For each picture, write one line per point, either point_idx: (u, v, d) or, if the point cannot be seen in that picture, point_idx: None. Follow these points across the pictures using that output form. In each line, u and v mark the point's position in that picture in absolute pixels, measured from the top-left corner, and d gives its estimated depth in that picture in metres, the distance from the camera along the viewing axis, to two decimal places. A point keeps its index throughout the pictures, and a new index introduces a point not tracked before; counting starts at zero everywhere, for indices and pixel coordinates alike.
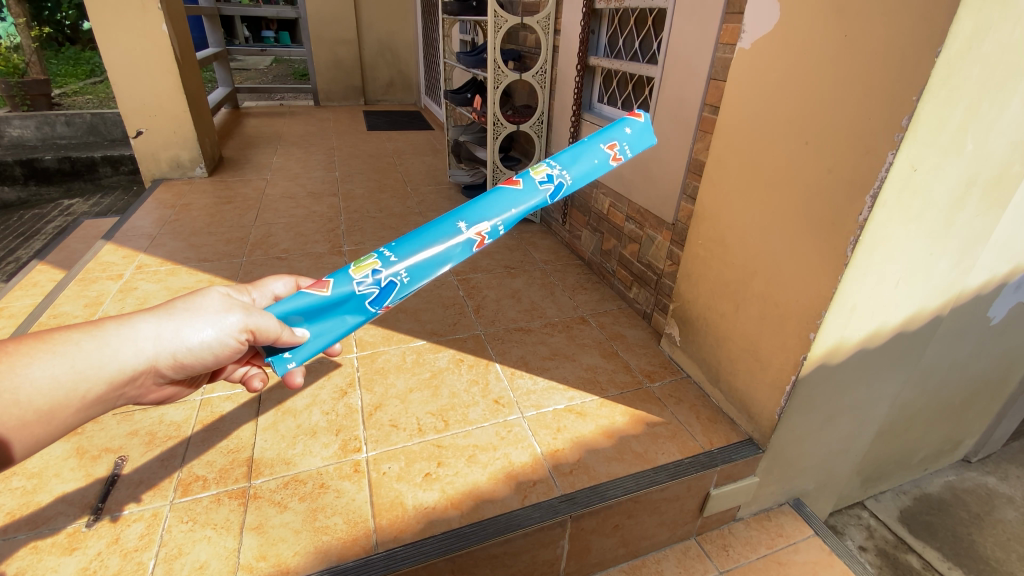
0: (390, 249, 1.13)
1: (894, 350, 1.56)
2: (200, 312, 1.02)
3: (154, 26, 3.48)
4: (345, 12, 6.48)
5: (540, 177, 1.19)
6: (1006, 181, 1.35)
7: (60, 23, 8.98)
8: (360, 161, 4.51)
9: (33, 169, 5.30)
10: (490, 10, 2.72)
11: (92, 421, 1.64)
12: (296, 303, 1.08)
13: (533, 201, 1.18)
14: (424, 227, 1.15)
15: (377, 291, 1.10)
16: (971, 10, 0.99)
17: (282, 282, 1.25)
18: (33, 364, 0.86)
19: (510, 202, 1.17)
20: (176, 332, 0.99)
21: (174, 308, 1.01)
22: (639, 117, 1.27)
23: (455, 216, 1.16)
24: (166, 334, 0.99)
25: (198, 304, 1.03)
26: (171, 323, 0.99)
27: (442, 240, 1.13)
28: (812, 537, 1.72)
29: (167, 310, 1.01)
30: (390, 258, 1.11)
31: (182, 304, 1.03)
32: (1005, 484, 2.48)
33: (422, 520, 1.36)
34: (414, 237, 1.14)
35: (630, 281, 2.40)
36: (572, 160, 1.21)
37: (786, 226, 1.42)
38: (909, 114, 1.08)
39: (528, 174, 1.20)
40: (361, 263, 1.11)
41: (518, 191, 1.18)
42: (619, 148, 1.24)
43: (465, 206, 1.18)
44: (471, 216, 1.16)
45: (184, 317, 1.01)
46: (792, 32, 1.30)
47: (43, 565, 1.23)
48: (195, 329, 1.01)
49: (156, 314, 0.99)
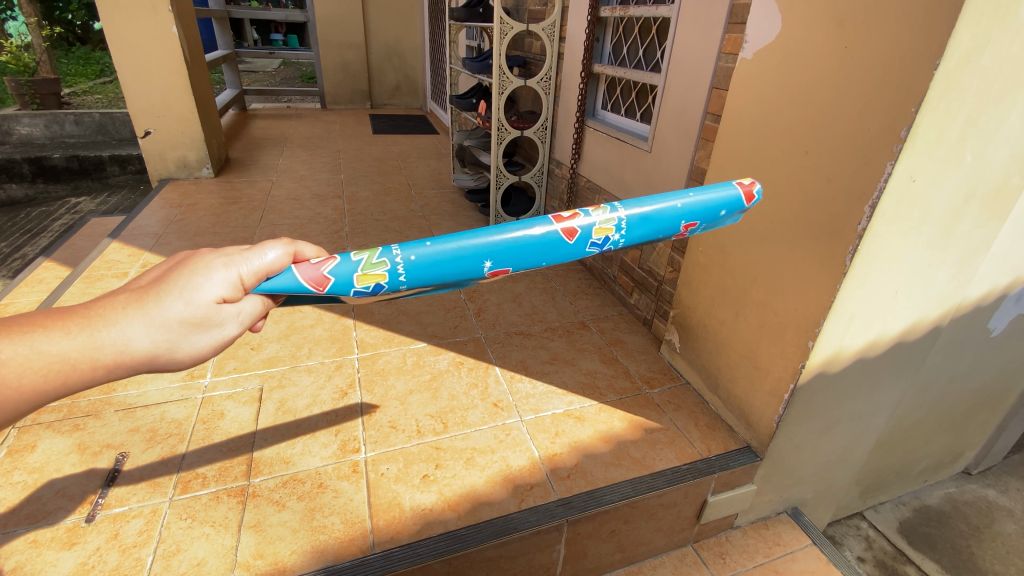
0: (406, 267, 0.99)
1: (893, 360, 1.57)
2: (203, 324, 0.81)
3: (164, 28, 3.52)
4: (353, 16, 6.55)
5: (599, 237, 1.08)
6: (1006, 193, 1.36)
7: (71, 22, 9.10)
8: (364, 164, 4.54)
9: (41, 167, 5.36)
10: (496, 17, 2.74)
11: (95, 417, 1.66)
12: (280, 292, 0.93)
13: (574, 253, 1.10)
14: (448, 252, 1.00)
15: (369, 297, 1.02)
16: (969, 24, 1.00)
17: (276, 247, 0.91)
18: (8, 380, 0.68)
19: (545, 256, 1.06)
20: (172, 349, 0.80)
21: (169, 322, 0.78)
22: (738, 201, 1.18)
23: (487, 254, 1.02)
24: (160, 353, 0.79)
25: (193, 310, 0.80)
26: (172, 336, 0.79)
27: (459, 276, 1.03)
28: (809, 546, 1.71)
29: (157, 317, 0.77)
30: (399, 279, 1.00)
31: (174, 308, 0.78)
32: (1005, 496, 2.48)
33: (418, 521, 1.37)
34: (436, 264, 1.00)
35: (630, 287, 2.41)
36: (645, 229, 1.10)
37: (786, 235, 1.43)
38: (908, 125, 1.09)
39: (591, 228, 1.07)
40: (368, 271, 0.97)
41: (568, 246, 1.07)
42: (691, 227, 1.17)
43: (503, 239, 1.03)
44: (503, 261, 1.04)
45: (185, 332, 0.80)
46: (793, 42, 1.31)
47: (43, 559, 1.24)
48: (195, 342, 0.82)
49: (146, 318, 0.77)
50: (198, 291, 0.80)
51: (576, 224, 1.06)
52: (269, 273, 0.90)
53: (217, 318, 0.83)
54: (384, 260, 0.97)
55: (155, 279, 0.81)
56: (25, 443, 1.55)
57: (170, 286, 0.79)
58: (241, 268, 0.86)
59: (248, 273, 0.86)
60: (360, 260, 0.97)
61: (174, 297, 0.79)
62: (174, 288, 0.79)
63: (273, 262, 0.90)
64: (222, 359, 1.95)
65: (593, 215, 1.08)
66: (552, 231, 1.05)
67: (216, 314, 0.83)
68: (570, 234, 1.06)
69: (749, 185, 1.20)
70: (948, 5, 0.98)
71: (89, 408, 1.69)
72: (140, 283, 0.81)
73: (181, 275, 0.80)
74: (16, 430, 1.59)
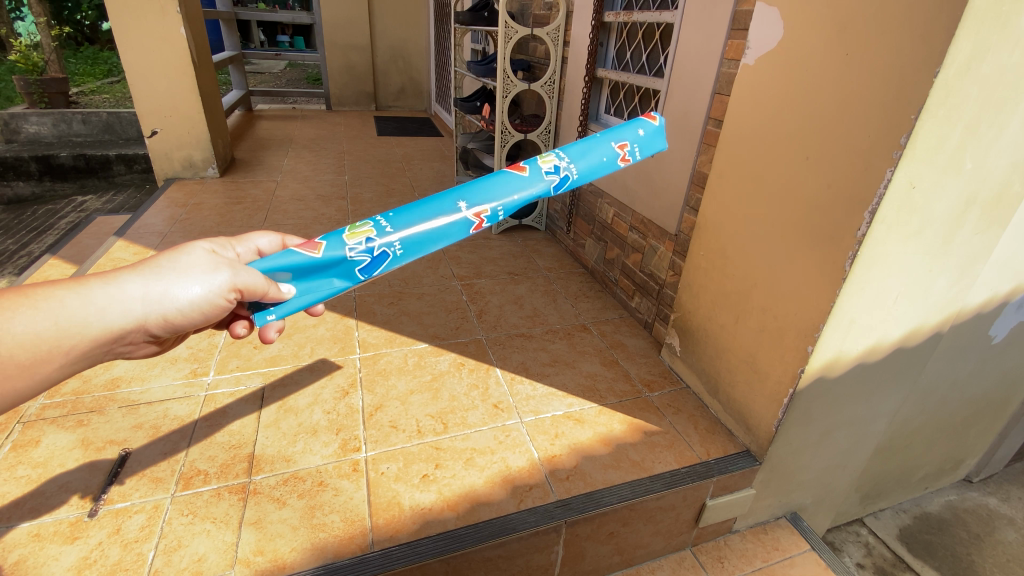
0: (387, 220, 1.13)
1: (893, 366, 1.57)
2: (191, 271, 0.97)
3: (172, 29, 3.55)
4: (359, 19, 6.58)
5: (547, 167, 1.22)
6: (1006, 200, 1.36)
7: (79, 22, 9.18)
8: (368, 165, 4.56)
9: (48, 165, 5.40)
10: (501, 21, 2.76)
11: (99, 413, 1.68)
12: (284, 266, 1.06)
13: (534, 187, 1.20)
14: (424, 202, 1.16)
15: (368, 259, 1.10)
16: (969, 32, 1.01)
17: (267, 241, 1.20)
18: (14, 317, 0.81)
19: (513, 187, 1.18)
20: (163, 286, 0.93)
21: (162, 268, 0.95)
22: (654, 119, 1.27)
23: (455, 195, 1.17)
24: (153, 290, 0.92)
25: (186, 262, 0.98)
26: (161, 278, 0.93)
27: (439, 217, 1.14)
28: (808, 551, 1.71)
29: (152, 267, 0.95)
30: (386, 231, 1.11)
31: (167, 261, 0.97)
32: (1006, 505, 2.47)
33: (417, 520, 1.37)
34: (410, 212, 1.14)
35: (631, 291, 2.42)
36: (583, 153, 1.23)
37: (786, 240, 1.44)
38: (908, 132, 1.09)
39: (536, 162, 1.22)
40: (354, 230, 1.11)
41: (523, 179, 1.20)
42: (629, 148, 1.25)
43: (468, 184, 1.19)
44: (473, 197, 1.16)
45: (175, 275, 0.95)
46: (793, 49, 1.33)
47: (46, 553, 1.25)
48: (185, 284, 0.95)
49: (141, 268, 0.93)
50: (188, 249, 1.00)
51: (521, 165, 1.22)
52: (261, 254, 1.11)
53: (207, 266, 0.98)
54: (368, 222, 1.12)
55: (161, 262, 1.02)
56: (29, 437, 1.57)
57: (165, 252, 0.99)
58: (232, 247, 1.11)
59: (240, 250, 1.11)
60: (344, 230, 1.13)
61: (169, 256, 0.98)
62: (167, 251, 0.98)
63: (264, 246, 1.19)
64: (225, 357, 1.97)
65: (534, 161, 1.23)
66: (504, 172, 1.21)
67: (206, 264, 0.99)
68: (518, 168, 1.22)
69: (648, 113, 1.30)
70: (948, 14, 0.99)
71: (93, 404, 1.71)
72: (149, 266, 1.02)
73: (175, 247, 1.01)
74: (21, 425, 1.61)
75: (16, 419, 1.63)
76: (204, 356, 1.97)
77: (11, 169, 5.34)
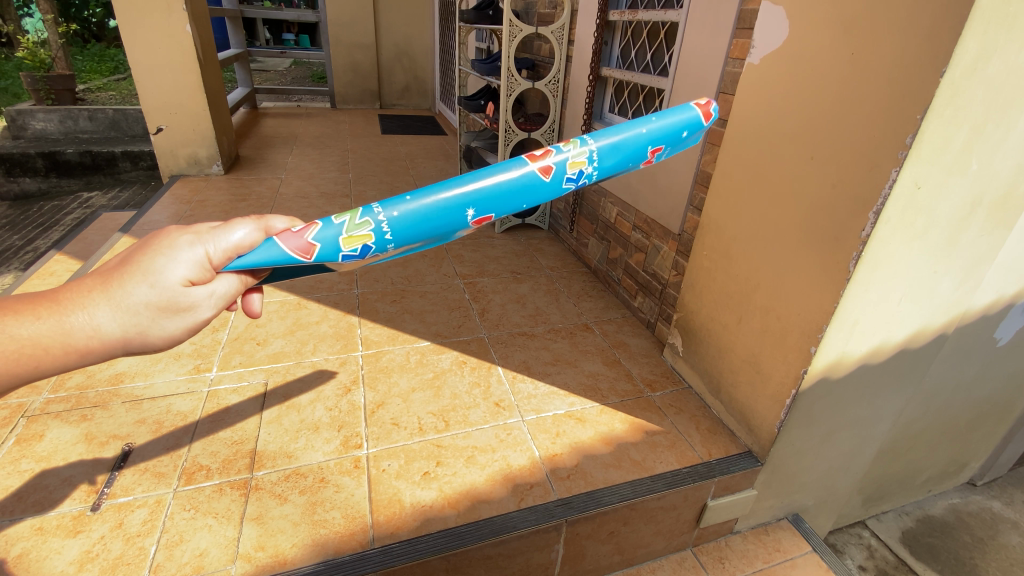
0: (388, 223, 0.89)
1: (896, 367, 1.56)
2: (171, 309, 0.80)
3: (178, 26, 3.56)
4: (364, 17, 6.60)
5: (576, 172, 0.95)
6: (1013, 202, 1.35)
7: (86, 19, 9.22)
8: (372, 163, 4.57)
9: (54, 162, 5.42)
10: (506, 19, 2.75)
11: (103, 408, 1.68)
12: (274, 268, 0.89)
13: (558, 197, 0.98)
14: (433, 213, 0.90)
15: (360, 262, 0.94)
16: (977, 31, 1.00)
17: (247, 223, 0.87)
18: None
19: (532, 197, 0.95)
20: (142, 333, 0.80)
21: (135, 307, 0.78)
22: (706, 116, 1.02)
23: (466, 202, 0.91)
24: (131, 333, 0.79)
25: (158, 293, 0.79)
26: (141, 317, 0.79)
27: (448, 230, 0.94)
28: (809, 553, 1.71)
29: (123, 302, 0.78)
30: (384, 240, 0.90)
31: (138, 291, 0.78)
32: (1009, 508, 2.46)
33: (418, 517, 1.38)
34: (419, 217, 0.90)
35: (634, 290, 2.41)
36: (620, 160, 0.97)
37: (790, 241, 1.43)
38: (913, 132, 1.09)
39: (567, 162, 0.94)
40: (352, 234, 0.89)
41: (544, 183, 0.94)
42: (661, 151, 1.02)
43: (483, 186, 0.91)
44: (485, 205, 0.93)
45: (154, 315, 0.80)
46: (800, 48, 1.32)
47: (48, 546, 1.26)
48: (165, 328, 0.82)
49: (115, 304, 0.77)
50: (164, 272, 0.79)
51: (551, 163, 0.93)
52: (242, 252, 0.86)
53: (186, 299, 0.81)
54: (366, 222, 0.89)
55: (117, 261, 0.81)
56: (33, 432, 1.58)
57: (137, 267, 0.79)
58: (206, 248, 0.83)
59: (218, 254, 0.83)
60: (342, 222, 0.89)
61: (137, 279, 0.78)
62: (140, 272, 0.78)
63: (243, 241, 0.86)
64: (229, 353, 1.97)
65: (566, 147, 0.95)
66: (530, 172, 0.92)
67: (183, 297, 0.81)
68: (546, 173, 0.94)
69: (705, 103, 1.02)
70: (954, 14, 0.99)
71: (97, 399, 1.72)
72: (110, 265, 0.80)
73: (147, 258, 0.80)
74: (25, 420, 1.62)
75: (20, 414, 1.64)
76: (207, 352, 1.97)
77: (16, 165, 5.36)
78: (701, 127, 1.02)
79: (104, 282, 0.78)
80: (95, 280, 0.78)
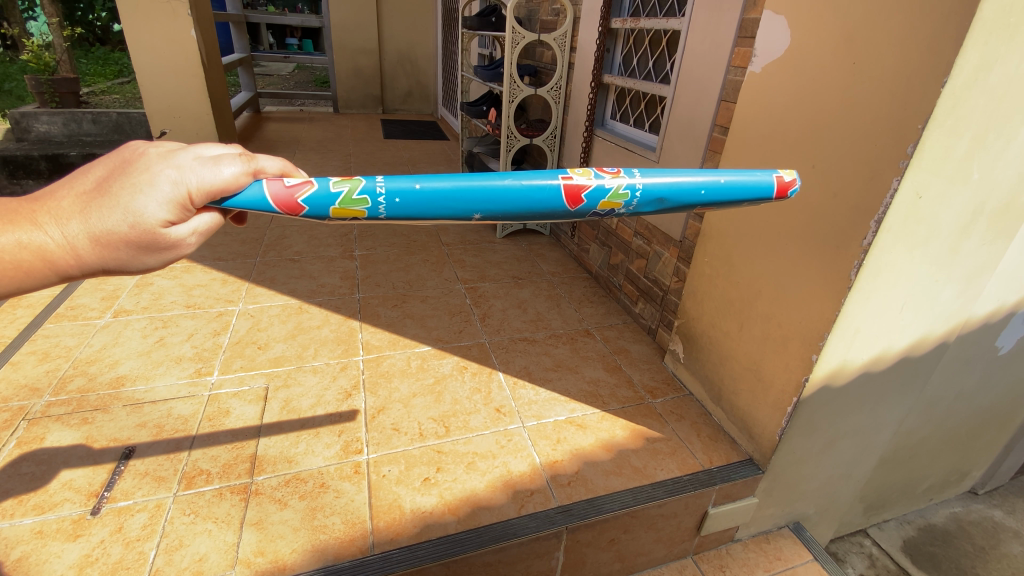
0: (388, 201, 0.88)
1: (897, 375, 1.56)
2: (150, 246, 0.84)
3: (183, 31, 3.58)
4: (368, 23, 6.64)
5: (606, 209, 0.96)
6: (1013, 212, 1.35)
7: (92, 23, 9.24)
8: (375, 168, 4.59)
9: (57, 164, 5.24)
10: (509, 26, 2.77)
11: (103, 411, 1.68)
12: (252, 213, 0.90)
13: (577, 217, 0.98)
14: (439, 202, 0.89)
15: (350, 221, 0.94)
16: (978, 41, 1.01)
17: (233, 164, 0.84)
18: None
19: (545, 216, 0.95)
20: (122, 263, 0.85)
21: (114, 240, 0.82)
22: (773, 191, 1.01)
23: (478, 203, 0.90)
24: (111, 262, 0.84)
25: (136, 230, 0.82)
26: (120, 243, 0.82)
27: (446, 219, 0.93)
28: (810, 562, 1.70)
29: (102, 235, 0.81)
30: (378, 215, 0.90)
31: (117, 226, 0.81)
32: (1011, 517, 2.45)
33: (418, 524, 1.37)
34: (422, 202, 0.88)
35: (635, 296, 2.41)
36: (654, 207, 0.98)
37: (791, 249, 1.43)
38: (914, 142, 1.09)
39: (600, 195, 0.94)
40: (347, 206, 0.88)
41: (563, 209, 0.94)
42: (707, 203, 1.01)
43: (503, 197, 0.90)
44: (494, 209, 0.92)
45: (133, 248, 0.84)
46: (801, 58, 1.33)
47: (48, 550, 1.26)
48: (143, 261, 0.86)
49: (91, 237, 0.81)
50: (141, 209, 0.81)
51: (582, 196, 0.93)
52: (225, 193, 0.84)
53: (165, 237, 0.84)
54: (366, 196, 0.87)
55: (99, 185, 0.83)
56: (34, 434, 1.58)
57: (115, 199, 0.81)
58: (183, 184, 0.82)
59: (194, 191, 0.82)
60: (339, 192, 0.87)
61: (116, 213, 0.81)
62: (116, 205, 0.81)
63: (224, 183, 0.83)
64: (230, 357, 1.98)
65: (606, 176, 0.94)
66: (555, 190, 0.92)
67: (162, 236, 0.83)
68: (573, 200, 0.93)
69: (787, 179, 1.01)
70: (955, 24, 1.00)
71: (97, 402, 1.72)
72: (91, 188, 0.83)
73: (125, 189, 0.81)
74: (26, 422, 1.62)
75: (21, 416, 1.64)
76: (209, 356, 1.98)
77: (20, 167, 5.20)
78: (771, 197, 1.01)
79: (86, 208, 0.82)
80: (79, 204, 0.82)
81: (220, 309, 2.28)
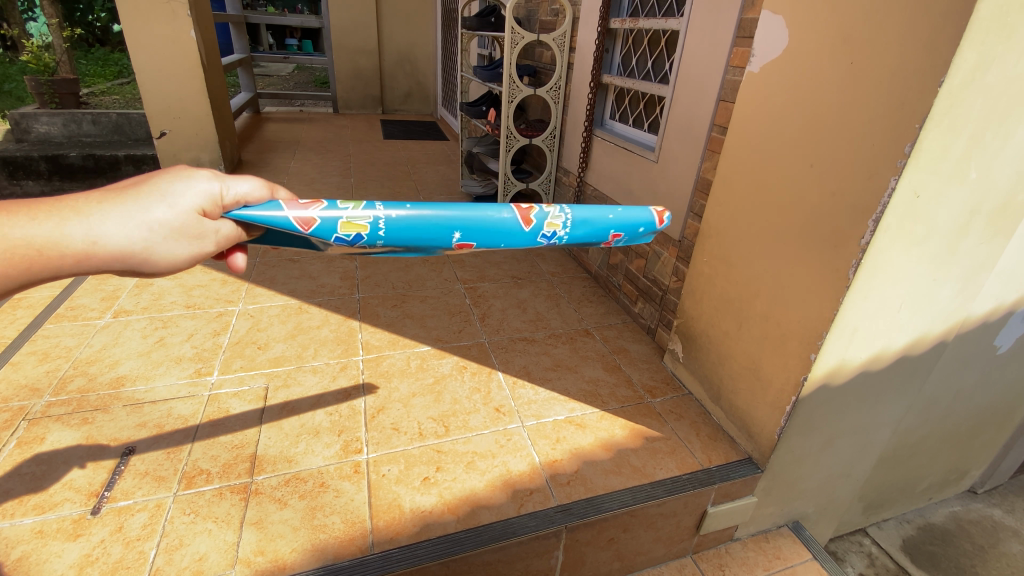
0: (387, 221, 1.18)
1: (896, 374, 1.56)
2: (182, 230, 0.95)
3: (183, 31, 3.59)
4: (368, 24, 6.65)
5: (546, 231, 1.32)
6: (1011, 211, 1.36)
7: (92, 24, 9.25)
8: (375, 168, 4.59)
9: (57, 165, 5.24)
10: (508, 27, 2.77)
11: (104, 411, 1.69)
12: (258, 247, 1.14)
13: (527, 240, 1.31)
14: (422, 220, 1.19)
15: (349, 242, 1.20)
16: (975, 41, 1.01)
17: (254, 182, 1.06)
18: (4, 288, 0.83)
19: (502, 238, 1.28)
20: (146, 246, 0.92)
21: (150, 220, 0.92)
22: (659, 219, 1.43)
23: (456, 226, 1.23)
24: (139, 241, 0.91)
25: (173, 213, 0.94)
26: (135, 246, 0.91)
27: (432, 242, 1.24)
28: (809, 561, 1.70)
29: (139, 215, 0.91)
30: (378, 232, 1.19)
31: (154, 208, 0.92)
32: (1010, 516, 2.46)
33: (417, 523, 1.37)
34: (411, 223, 1.20)
35: (634, 296, 2.42)
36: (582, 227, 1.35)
37: (789, 249, 1.44)
38: (912, 141, 1.10)
39: (542, 221, 1.30)
40: (353, 222, 1.16)
41: (517, 232, 1.28)
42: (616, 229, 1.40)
43: (471, 220, 1.23)
44: (466, 233, 1.26)
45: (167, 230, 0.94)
46: (799, 58, 1.33)
47: (48, 550, 1.26)
48: (167, 246, 0.95)
49: (126, 216, 0.90)
50: (181, 198, 0.95)
51: (528, 216, 1.28)
52: (247, 202, 1.05)
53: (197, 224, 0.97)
54: (368, 216, 1.17)
55: (133, 183, 0.95)
56: (35, 434, 1.58)
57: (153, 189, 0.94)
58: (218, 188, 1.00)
59: (226, 195, 1.01)
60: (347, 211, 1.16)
61: (155, 197, 0.93)
62: (155, 193, 0.93)
63: (251, 194, 1.05)
64: (229, 357, 1.98)
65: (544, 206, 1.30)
66: (508, 217, 1.26)
67: (196, 223, 0.97)
68: (523, 222, 1.28)
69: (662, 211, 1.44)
70: (952, 24, 1.00)
71: (97, 402, 1.72)
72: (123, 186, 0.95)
73: (158, 182, 0.94)
74: (26, 422, 1.62)
75: (21, 416, 1.65)
76: (209, 356, 1.98)
77: (20, 168, 5.20)
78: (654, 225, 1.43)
79: (123, 195, 0.92)
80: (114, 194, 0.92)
81: (220, 309, 2.28)
